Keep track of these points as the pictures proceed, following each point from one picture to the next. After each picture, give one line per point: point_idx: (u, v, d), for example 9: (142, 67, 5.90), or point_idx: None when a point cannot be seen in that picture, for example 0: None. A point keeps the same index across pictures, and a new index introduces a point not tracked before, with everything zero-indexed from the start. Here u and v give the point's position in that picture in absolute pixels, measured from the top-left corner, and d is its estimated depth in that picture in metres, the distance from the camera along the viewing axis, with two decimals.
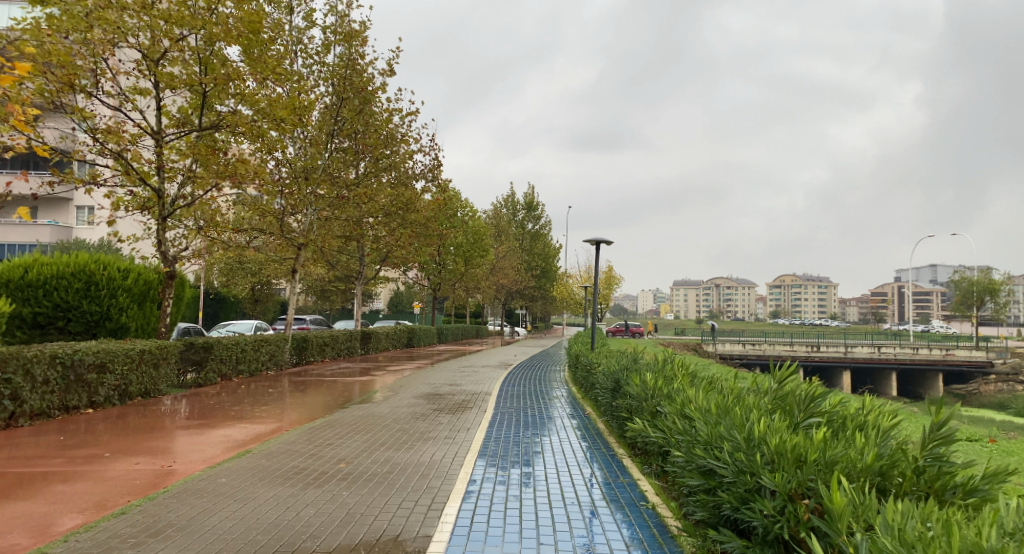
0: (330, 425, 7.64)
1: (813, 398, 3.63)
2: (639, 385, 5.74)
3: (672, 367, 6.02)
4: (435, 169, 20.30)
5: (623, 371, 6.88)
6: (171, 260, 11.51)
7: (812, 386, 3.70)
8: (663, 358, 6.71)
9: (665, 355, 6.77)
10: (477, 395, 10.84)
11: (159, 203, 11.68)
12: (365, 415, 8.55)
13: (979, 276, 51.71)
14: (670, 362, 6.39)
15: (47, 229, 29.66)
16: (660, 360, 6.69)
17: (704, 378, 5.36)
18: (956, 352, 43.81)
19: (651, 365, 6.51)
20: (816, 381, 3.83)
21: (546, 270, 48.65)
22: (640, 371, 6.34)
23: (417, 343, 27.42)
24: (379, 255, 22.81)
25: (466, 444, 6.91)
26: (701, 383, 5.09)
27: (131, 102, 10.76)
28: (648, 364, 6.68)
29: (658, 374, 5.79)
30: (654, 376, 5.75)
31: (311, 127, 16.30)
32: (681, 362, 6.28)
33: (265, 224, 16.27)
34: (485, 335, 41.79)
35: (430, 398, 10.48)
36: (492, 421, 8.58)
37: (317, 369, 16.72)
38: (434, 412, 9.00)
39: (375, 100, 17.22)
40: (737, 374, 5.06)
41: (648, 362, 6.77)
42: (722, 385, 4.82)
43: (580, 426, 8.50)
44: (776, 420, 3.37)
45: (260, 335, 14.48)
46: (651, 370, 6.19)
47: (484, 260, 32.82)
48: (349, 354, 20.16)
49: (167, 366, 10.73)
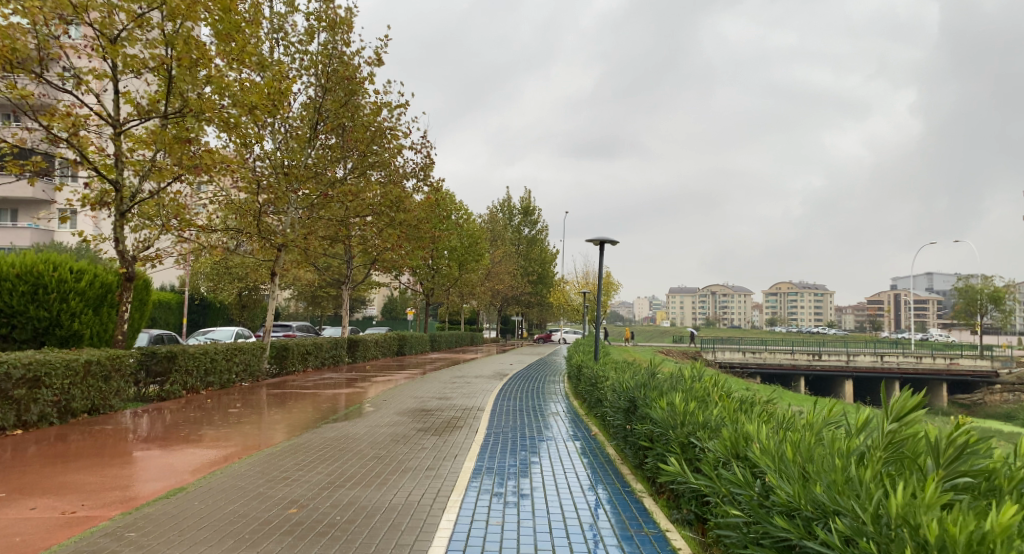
0: (292, 453, 6.53)
1: (960, 452, 2.57)
2: (667, 408, 4.66)
3: (704, 385, 4.94)
4: (426, 168, 19.22)
5: (640, 387, 5.80)
6: (130, 260, 10.34)
7: (960, 432, 2.62)
8: (687, 373, 5.62)
9: (692, 370, 5.68)
10: (468, 412, 9.72)
11: (117, 197, 10.63)
12: (337, 438, 7.45)
13: (982, 283, 50.82)
14: (699, 380, 5.29)
15: (27, 233, 28.54)
16: (685, 376, 5.60)
17: (748, 404, 4.27)
18: (961, 362, 42.81)
19: (676, 383, 5.43)
20: (967, 423, 2.75)
21: (543, 276, 47.40)
22: (664, 391, 5.24)
23: (409, 350, 26.29)
24: (368, 259, 21.71)
25: (451, 478, 5.83)
26: (749, 411, 3.99)
27: (85, 85, 9.70)
28: (671, 380, 5.61)
29: (691, 396, 4.70)
30: (687, 399, 4.65)
31: (293, 120, 15.25)
32: (714, 379, 5.17)
33: (243, 224, 15.19)
34: (479, 342, 40.67)
35: (415, 415, 9.36)
36: (485, 445, 7.48)
37: (298, 380, 15.59)
38: (417, 433, 7.90)
39: (361, 91, 16.19)
40: (795, 403, 3.96)
41: (669, 379, 5.69)
42: (782, 417, 3.73)
43: (585, 450, 7.40)
44: (912, 485, 2.29)
45: (233, 344, 13.36)
46: (678, 389, 5.10)
47: (479, 265, 31.72)
48: (334, 363, 19.03)
49: (121, 379, 9.60)
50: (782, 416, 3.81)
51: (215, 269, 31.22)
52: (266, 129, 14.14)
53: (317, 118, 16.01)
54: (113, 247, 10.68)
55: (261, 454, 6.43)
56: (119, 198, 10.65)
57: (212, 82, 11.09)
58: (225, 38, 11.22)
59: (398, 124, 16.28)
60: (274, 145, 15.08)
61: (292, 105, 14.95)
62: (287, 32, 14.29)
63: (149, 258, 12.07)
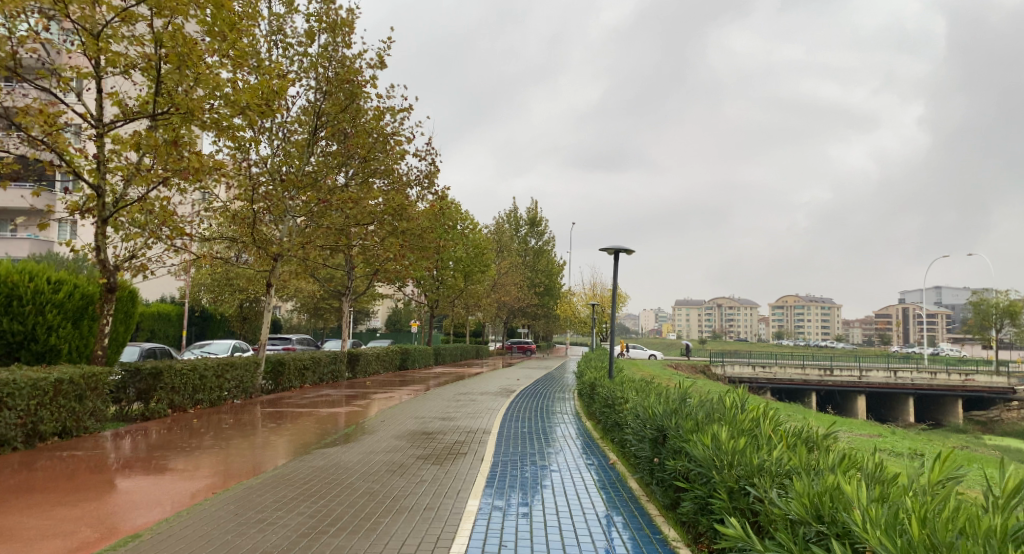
0: (275, 486, 5.83)
1: None
2: (710, 443, 3.91)
3: (754, 416, 4.19)
4: (431, 176, 18.58)
5: (674, 416, 5.04)
6: (111, 270, 9.65)
7: None
8: (729, 402, 4.86)
9: (734, 397, 4.90)
10: (472, 435, 8.99)
11: (99, 203, 9.99)
12: (325, 467, 6.74)
13: (998, 298, 49.79)
14: (741, 408, 4.56)
15: (25, 243, 28.02)
16: (726, 405, 4.84)
17: (813, 446, 3.53)
18: (977, 379, 41.78)
19: (718, 414, 4.67)
20: None
21: (549, 288, 46.31)
22: (702, 422, 4.50)
23: (412, 364, 25.56)
24: (370, 270, 21.05)
25: (451, 521, 5.07)
26: (820, 458, 3.24)
27: (64, 83, 9.11)
28: (712, 410, 4.85)
29: (740, 430, 3.95)
30: (737, 434, 3.90)
31: (291, 125, 14.64)
32: (766, 408, 4.42)
33: (239, 233, 14.57)
34: (485, 355, 39.88)
35: (415, 438, 8.62)
36: (491, 477, 6.72)
37: (295, 396, 14.88)
38: (416, 461, 7.16)
39: (363, 95, 15.56)
40: (879, 449, 3.21)
41: (709, 409, 4.92)
42: (876, 472, 2.96)
43: (603, 483, 6.59)
44: None
45: (225, 359, 12.65)
46: (722, 422, 4.33)
47: (485, 277, 31.02)
48: (333, 378, 18.30)
49: (97, 399, 8.93)
50: (872, 468, 3.04)
51: (216, 280, 30.61)
52: (263, 134, 13.53)
53: (317, 123, 15.43)
54: (94, 256, 9.97)
55: (240, 489, 5.73)
56: (101, 204, 10.01)
57: (201, 80, 10.23)
58: (219, 36, 10.55)
59: (402, 129, 15.65)
60: (271, 151, 14.48)
61: (291, 109, 14.36)
62: (286, 33, 13.70)
63: (136, 267, 11.43)
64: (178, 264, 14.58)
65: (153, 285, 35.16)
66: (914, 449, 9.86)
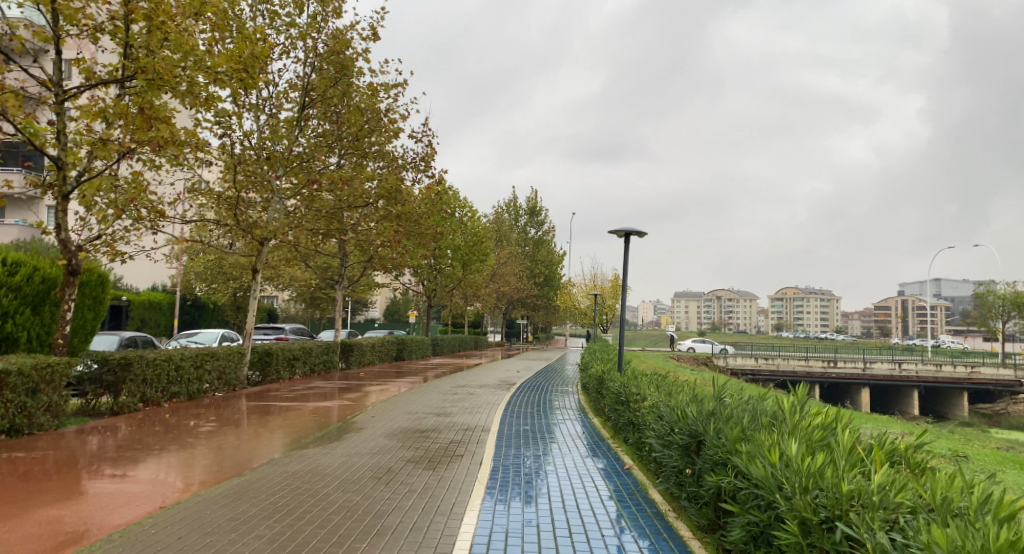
0: (238, 501, 5.00)
1: None
2: (776, 459, 3.04)
3: (826, 428, 3.31)
4: (427, 157, 17.67)
5: (718, 421, 4.15)
6: (72, 252, 8.76)
7: None
8: (783, 405, 3.95)
9: (790, 399, 4.00)
10: (470, 433, 8.16)
11: (59, 179, 9.09)
12: (301, 473, 5.92)
13: (1005, 289, 48.84)
14: (801, 414, 3.70)
15: (12, 230, 27.11)
16: (781, 413, 3.94)
17: (925, 484, 2.65)
18: (983, 371, 40.92)
19: (777, 420, 3.78)
20: None
21: (549, 278, 45.56)
22: (753, 436, 3.65)
23: (409, 355, 24.74)
24: (364, 257, 20.16)
25: (442, 545, 4.22)
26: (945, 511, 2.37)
27: (16, 41, 8.23)
28: (766, 420, 3.95)
29: (815, 447, 3.08)
30: (813, 451, 3.03)
31: (278, 100, 13.71)
32: (837, 416, 3.52)
33: (222, 216, 13.69)
34: (484, 347, 39.16)
35: (406, 437, 7.77)
36: (492, 485, 5.86)
37: (283, 389, 14.04)
38: (407, 465, 6.31)
39: (355, 70, 14.63)
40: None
41: (761, 417, 4.03)
42: None
43: (620, 493, 5.71)
44: None
45: (206, 348, 11.81)
46: (781, 430, 3.48)
47: (484, 265, 30.16)
48: (325, 370, 17.46)
49: (53, 392, 8.17)
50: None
51: (209, 269, 29.81)
52: (248, 110, 12.64)
53: (306, 100, 14.53)
54: (55, 237, 9.07)
55: (192, 508, 4.91)
56: (61, 179, 9.10)
57: (173, 41, 9.22)
58: None
59: (397, 106, 14.71)
60: (257, 128, 13.58)
61: (279, 84, 13.46)
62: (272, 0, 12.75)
63: (104, 249, 10.55)
64: (158, 249, 13.72)
65: (145, 273, 34.35)
66: (952, 450, 9.00)
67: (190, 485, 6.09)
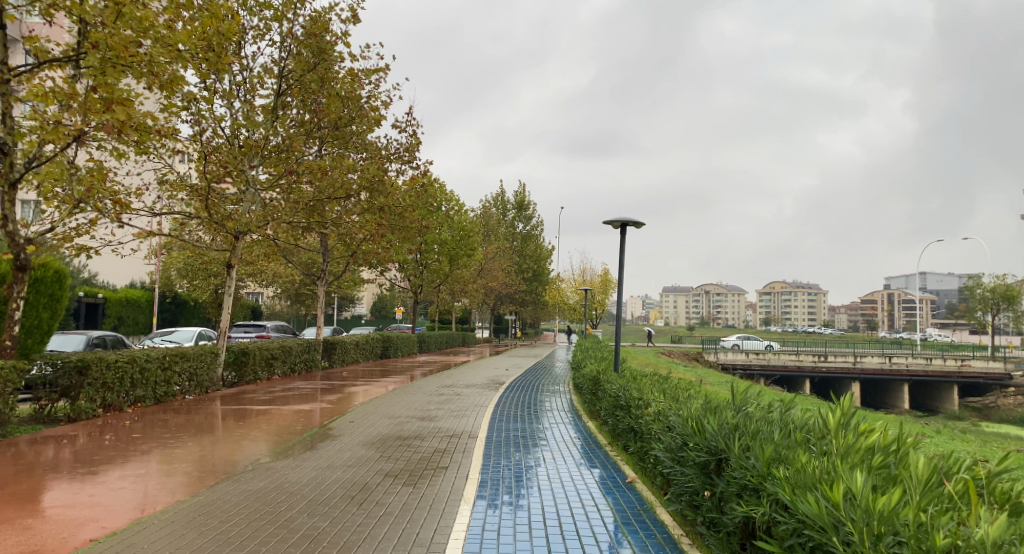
0: (184, 531, 4.35)
1: None
2: (841, 495, 2.37)
3: (893, 457, 2.66)
4: (412, 148, 16.96)
5: (749, 439, 3.52)
6: (20, 246, 8.04)
7: None
8: (826, 420, 3.32)
9: (833, 412, 3.37)
10: (456, 441, 7.51)
11: (4, 164, 8.35)
12: (263, 493, 5.25)
13: (993, 282, 48.68)
14: (847, 431, 3.10)
15: None
16: (824, 430, 3.30)
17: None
18: (972, 364, 40.70)
19: (823, 440, 3.14)
20: None
21: (538, 274, 45.00)
22: (793, 460, 3.03)
23: (395, 353, 24.07)
24: (347, 252, 19.43)
25: None
26: None
27: None
28: (806, 441, 3.31)
29: (886, 482, 2.43)
30: (887, 488, 2.38)
31: (252, 85, 12.79)
32: (899, 438, 2.87)
33: (194, 209, 12.96)
34: (473, 343, 38.53)
35: (386, 446, 7.12)
36: (478, 505, 5.19)
37: (260, 390, 13.35)
38: (385, 482, 5.65)
39: (335, 55, 13.83)
40: None
41: (799, 436, 3.39)
42: None
43: (623, 512, 5.06)
44: None
45: (174, 349, 11.10)
46: (827, 455, 2.87)
47: (471, 261, 29.48)
48: (306, 369, 16.76)
49: None
50: None
51: (188, 265, 29.00)
52: (218, 94, 11.91)
53: (282, 87, 13.70)
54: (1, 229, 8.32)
55: (125, 542, 4.21)
56: (7, 164, 8.37)
57: (128, 16, 8.41)
58: None
59: (378, 93, 13.98)
60: (229, 114, 12.79)
61: (253, 67, 12.65)
62: None
63: (60, 241, 9.83)
64: (126, 244, 12.94)
65: (123, 270, 33.53)
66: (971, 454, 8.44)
67: (142, 504, 5.42)
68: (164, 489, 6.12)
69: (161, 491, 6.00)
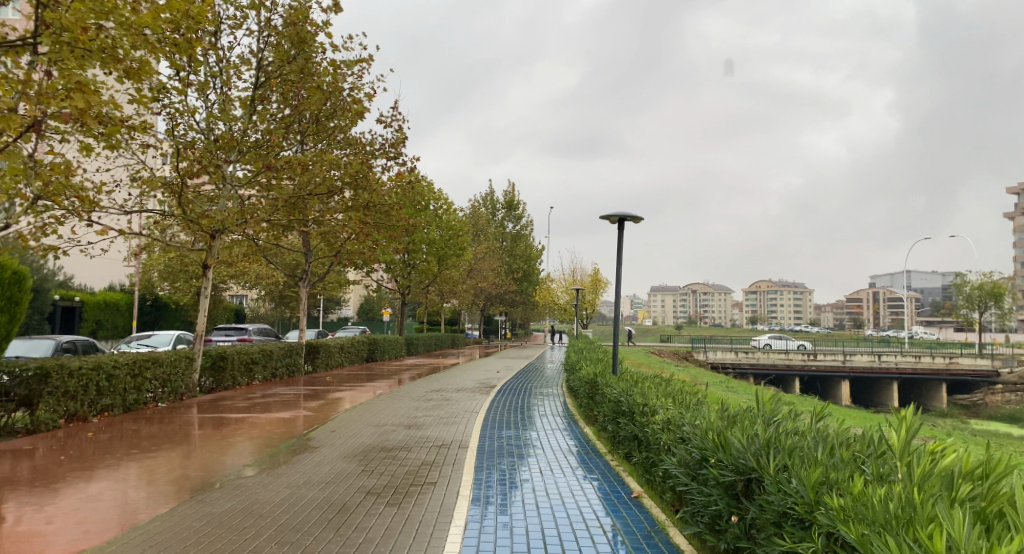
0: None
1: None
2: (941, 548, 1.91)
3: (996, 502, 2.19)
4: (398, 143, 16.40)
5: (786, 457, 3.03)
6: None
7: None
8: (884, 439, 2.82)
9: (890, 427, 2.89)
10: (445, 452, 6.97)
11: None
12: (231, 516, 4.72)
13: (981, 279, 48.68)
14: (917, 453, 2.61)
15: None
16: (881, 452, 2.81)
17: None
18: (961, 361, 40.62)
19: (884, 464, 2.65)
20: None
21: (527, 274, 44.53)
22: (851, 486, 2.55)
23: (381, 356, 23.46)
24: (331, 252, 18.83)
25: None
26: None
27: None
28: (862, 465, 2.81)
29: (997, 533, 1.95)
30: (1000, 541, 1.92)
31: (229, 76, 12.20)
32: (991, 471, 2.39)
33: (168, 207, 12.36)
34: (462, 345, 37.94)
35: (369, 458, 6.56)
36: (469, 528, 4.65)
37: (239, 396, 12.73)
38: (367, 501, 5.11)
39: (316, 46, 13.28)
40: None
41: (850, 456, 2.90)
42: None
43: (632, 535, 4.52)
44: None
45: (146, 355, 10.49)
46: (896, 485, 2.39)
47: (460, 261, 28.90)
48: (288, 373, 16.14)
49: None
50: None
51: (169, 267, 28.24)
52: (194, 86, 11.33)
53: (261, 80, 13.23)
54: None
55: None
56: None
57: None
58: None
59: (362, 85, 13.42)
60: (204, 108, 12.19)
61: (231, 57, 12.06)
62: None
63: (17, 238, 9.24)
64: (95, 244, 12.23)
65: (102, 273, 32.72)
66: None
67: (99, 525, 4.88)
68: (124, 506, 5.56)
69: (121, 509, 5.46)
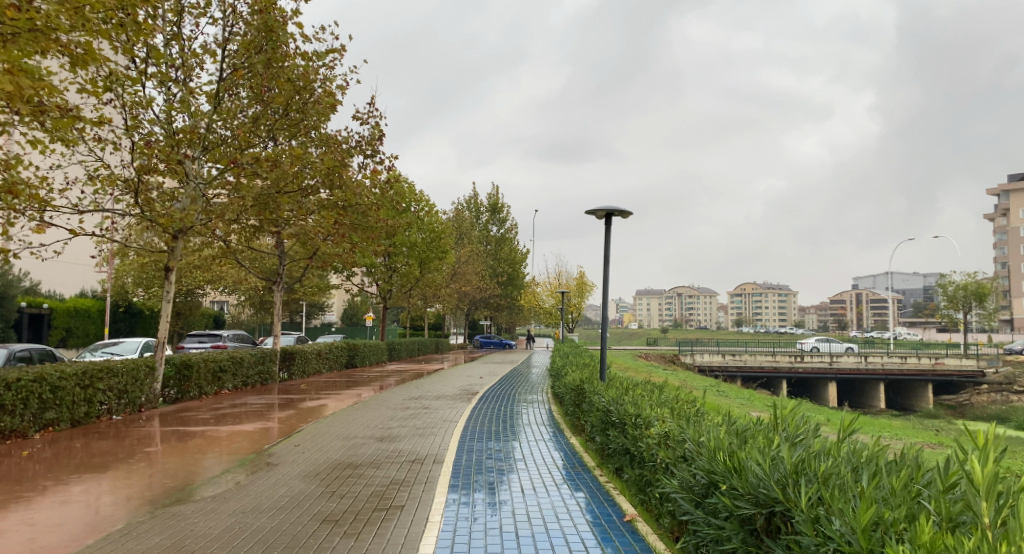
0: None
1: None
2: None
3: None
4: (374, 141, 15.73)
5: (822, 488, 2.44)
6: None
7: None
8: (955, 467, 2.24)
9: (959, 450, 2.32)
10: (416, 469, 6.31)
11: None
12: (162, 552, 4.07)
13: (965, 280, 48.70)
14: (1004, 487, 2.04)
15: None
16: (952, 485, 2.23)
17: None
18: (946, 362, 40.47)
19: (959, 504, 2.08)
20: None
21: (513, 277, 43.92)
22: (919, 531, 1.99)
23: (362, 362, 22.72)
24: (307, 254, 18.08)
25: None
26: None
27: None
28: (926, 501, 2.23)
29: None
30: None
31: (192, 65, 11.47)
32: None
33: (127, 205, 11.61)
34: (446, 349, 37.25)
35: (332, 478, 5.89)
36: None
37: (204, 407, 11.98)
38: (321, 530, 4.47)
39: (287, 36, 12.56)
40: None
41: (906, 489, 2.32)
42: None
43: None
44: None
45: (98, 364, 9.74)
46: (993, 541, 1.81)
47: (443, 263, 28.21)
48: (259, 381, 15.36)
49: None
50: None
51: (142, 273, 27.32)
52: (151, 77, 10.63)
53: (228, 72, 12.50)
54: None
55: None
56: None
57: None
58: None
59: (334, 77, 12.74)
60: (164, 100, 11.48)
61: (191, 46, 11.34)
62: None
63: None
64: (47, 247, 11.39)
65: (73, 279, 31.69)
66: None
67: None
68: (45, 534, 4.85)
69: (48, 533, 4.83)
